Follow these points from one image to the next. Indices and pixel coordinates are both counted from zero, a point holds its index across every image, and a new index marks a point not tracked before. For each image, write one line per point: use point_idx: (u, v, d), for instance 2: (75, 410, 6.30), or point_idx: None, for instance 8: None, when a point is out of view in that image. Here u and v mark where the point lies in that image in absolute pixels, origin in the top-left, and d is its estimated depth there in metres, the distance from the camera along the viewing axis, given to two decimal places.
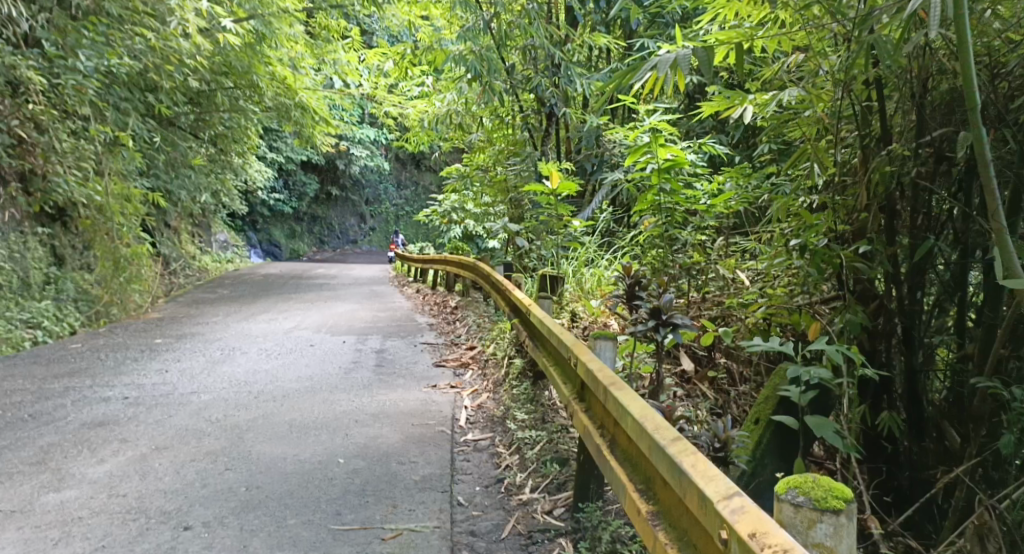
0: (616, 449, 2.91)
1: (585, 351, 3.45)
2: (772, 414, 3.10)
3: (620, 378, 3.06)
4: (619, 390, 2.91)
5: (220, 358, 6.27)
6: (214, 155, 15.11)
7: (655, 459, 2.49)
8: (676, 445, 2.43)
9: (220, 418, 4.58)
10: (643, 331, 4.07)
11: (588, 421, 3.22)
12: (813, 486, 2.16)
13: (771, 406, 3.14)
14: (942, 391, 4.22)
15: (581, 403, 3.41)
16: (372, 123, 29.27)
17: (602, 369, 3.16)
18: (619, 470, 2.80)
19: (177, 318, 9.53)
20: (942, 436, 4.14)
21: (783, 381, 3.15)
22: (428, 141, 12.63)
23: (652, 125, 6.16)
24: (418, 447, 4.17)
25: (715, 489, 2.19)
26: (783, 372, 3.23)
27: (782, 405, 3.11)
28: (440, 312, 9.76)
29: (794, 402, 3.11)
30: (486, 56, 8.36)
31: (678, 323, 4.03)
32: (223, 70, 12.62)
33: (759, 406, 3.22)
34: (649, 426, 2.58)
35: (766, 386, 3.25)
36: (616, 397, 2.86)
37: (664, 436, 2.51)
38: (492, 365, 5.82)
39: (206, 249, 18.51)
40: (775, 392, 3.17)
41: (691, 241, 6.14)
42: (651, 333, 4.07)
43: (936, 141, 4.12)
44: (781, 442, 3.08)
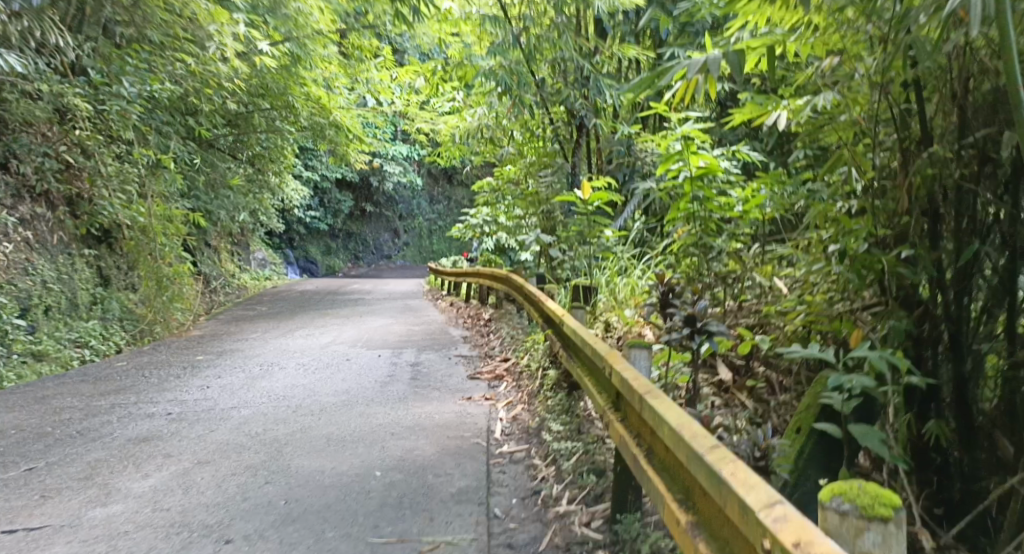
0: (653, 459, 2.88)
1: (620, 360, 3.43)
2: (814, 423, 3.04)
3: (656, 387, 3.04)
4: (654, 398, 2.89)
5: (259, 374, 6.35)
6: (252, 175, 15.39)
7: (694, 468, 2.46)
8: (715, 453, 2.40)
9: (259, 432, 4.64)
10: (678, 339, 4.04)
11: (624, 431, 3.20)
12: (859, 493, 2.10)
13: (813, 416, 3.07)
14: (993, 400, 4.11)
15: (616, 413, 3.39)
16: (405, 140, 29.56)
17: (638, 378, 3.13)
18: (657, 480, 2.77)
19: (218, 335, 9.69)
20: (994, 447, 4.03)
21: (825, 390, 3.10)
22: (460, 155, 12.72)
23: (684, 133, 6.13)
24: (454, 460, 4.17)
25: (756, 498, 2.15)
26: (824, 380, 3.18)
27: (825, 413, 3.05)
28: (475, 325, 9.78)
29: (837, 410, 3.05)
30: (515, 71, 8.46)
31: (713, 330, 3.98)
32: (260, 91, 12.87)
33: (801, 415, 3.16)
34: (686, 434, 2.56)
35: (806, 395, 3.19)
36: (652, 406, 2.84)
37: (703, 444, 2.48)
38: (527, 376, 5.80)
39: (244, 267, 18.80)
40: (817, 401, 3.11)
41: (725, 249, 6.08)
42: (688, 341, 4.04)
43: (980, 142, 4.03)
44: (825, 452, 3.01)
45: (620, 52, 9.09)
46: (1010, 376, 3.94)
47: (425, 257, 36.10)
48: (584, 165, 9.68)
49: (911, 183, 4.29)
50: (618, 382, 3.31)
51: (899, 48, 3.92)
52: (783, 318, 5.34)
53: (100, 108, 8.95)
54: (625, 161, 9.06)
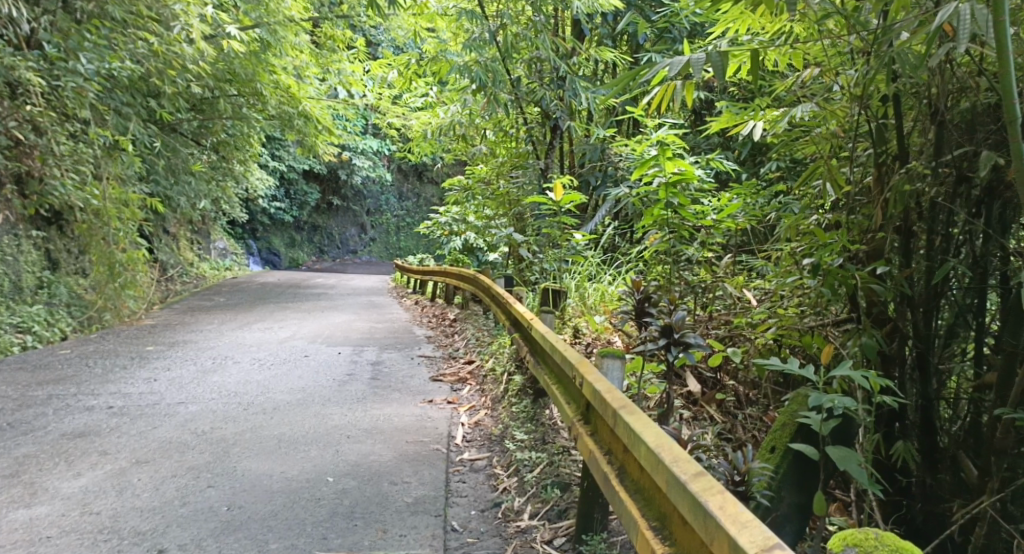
0: (624, 479, 2.74)
1: (591, 370, 3.28)
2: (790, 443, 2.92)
3: (631, 401, 2.89)
4: (630, 413, 2.75)
5: (211, 368, 6.08)
6: (215, 163, 14.98)
7: (674, 496, 2.31)
8: (700, 482, 2.25)
9: (206, 431, 4.40)
10: (652, 350, 3.90)
11: (594, 446, 3.04)
12: (875, 544, 2.25)
13: (789, 435, 2.96)
14: (957, 421, 4.09)
15: (585, 425, 3.24)
16: (375, 135, 29.19)
17: (611, 391, 2.98)
18: (630, 503, 2.62)
19: (170, 325, 9.36)
20: (957, 468, 3.99)
21: (802, 408, 2.98)
22: (431, 152, 12.48)
23: (660, 139, 5.99)
24: (411, 467, 3.99)
25: (748, 538, 2.01)
26: (801, 396, 3.06)
27: (800, 433, 2.93)
28: (439, 325, 9.59)
29: (813, 430, 2.94)
30: (492, 67, 8.27)
31: (690, 342, 3.86)
32: (227, 77, 12.46)
33: (776, 433, 3.05)
34: (666, 457, 2.41)
35: (781, 411, 3.08)
36: (628, 423, 2.69)
37: (685, 470, 2.33)
38: (491, 380, 5.63)
39: (204, 257, 18.35)
40: (793, 419, 3.00)
41: (697, 258, 5.97)
42: (661, 351, 3.91)
43: (956, 161, 3.96)
44: (800, 472, 2.90)
45: (597, 55, 8.96)
46: (977, 398, 3.94)
47: (392, 254, 35.71)
48: (556, 167, 9.53)
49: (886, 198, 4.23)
50: (589, 393, 3.16)
51: (885, 60, 3.85)
52: (754, 330, 5.23)
53: (54, 83, 8.56)
54: (598, 166, 8.93)
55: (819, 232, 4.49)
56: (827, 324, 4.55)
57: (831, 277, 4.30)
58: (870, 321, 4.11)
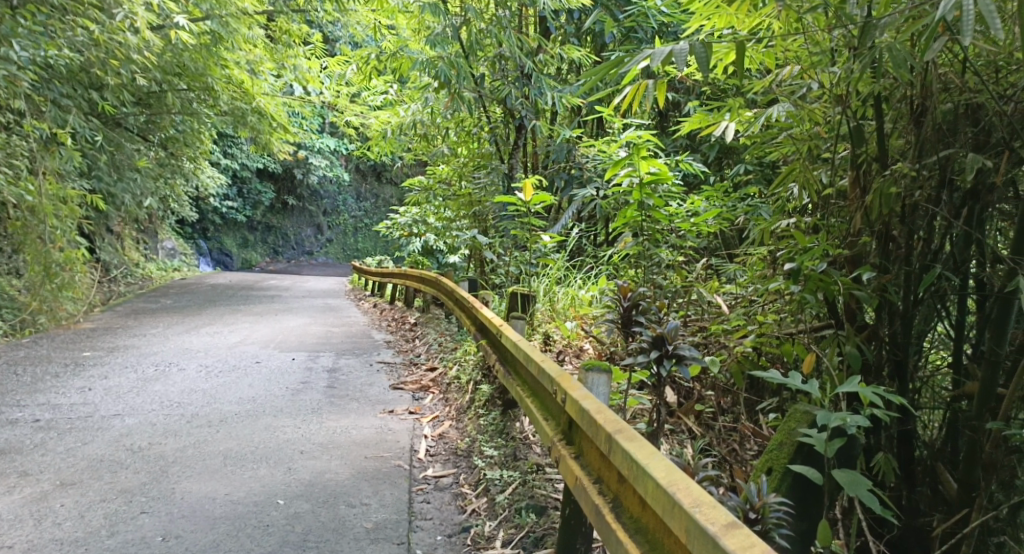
0: (620, 514, 2.50)
1: (575, 386, 3.04)
2: (789, 464, 2.75)
3: (627, 425, 2.64)
4: (629, 440, 2.50)
5: (153, 376, 5.68)
6: (164, 160, 14.43)
7: (698, 548, 2.06)
8: (733, 537, 2.01)
9: (143, 447, 4.04)
10: (643, 363, 3.66)
11: (582, 472, 2.80)
12: None
13: (788, 455, 2.78)
14: (937, 431, 3.96)
15: (570, 446, 2.99)
16: (332, 134, 28.63)
17: (603, 412, 2.73)
18: (630, 544, 2.38)
19: (111, 329, 8.87)
20: (935, 480, 3.85)
21: (801, 428, 2.81)
22: (391, 152, 12.13)
23: (632, 138, 5.78)
24: (371, 487, 3.69)
25: None
26: (799, 412, 2.89)
27: (801, 453, 2.76)
28: (399, 329, 9.26)
29: (814, 450, 2.77)
30: (456, 63, 7.97)
31: (683, 355, 3.63)
32: (176, 71, 11.94)
33: (771, 452, 2.86)
34: (684, 501, 2.16)
35: (777, 429, 2.90)
36: (631, 454, 2.43)
37: (712, 519, 2.08)
38: (455, 389, 5.35)
39: (151, 256, 17.70)
40: (791, 437, 2.83)
41: (669, 261, 5.74)
42: (653, 364, 3.67)
43: (941, 162, 3.81)
44: (801, 494, 2.75)
45: (564, 53, 8.68)
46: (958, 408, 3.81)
47: (349, 255, 35.23)
48: (520, 168, 9.28)
49: (864, 201, 4.05)
50: (575, 411, 2.91)
51: (867, 59, 3.65)
52: (729, 336, 4.98)
53: None
54: (564, 167, 8.69)
55: (797, 235, 4.30)
56: (805, 330, 4.34)
57: (811, 282, 4.10)
58: (855, 330, 3.93)
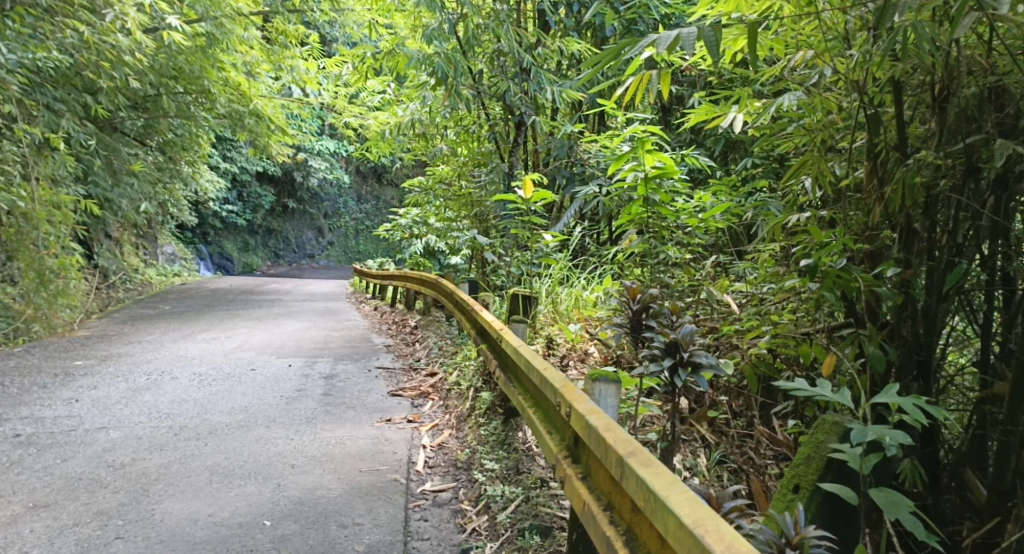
0: (633, 546, 2.32)
1: (582, 399, 2.85)
2: (818, 482, 2.57)
3: (641, 446, 2.45)
4: (644, 466, 2.31)
5: (143, 385, 5.49)
6: (162, 164, 14.27)
7: None
8: None
9: (125, 463, 3.84)
10: (657, 372, 3.44)
11: (591, 497, 2.60)
12: None
13: (816, 471, 2.60)
14: (961, 435, 3.73)
15: (577, 466, 2.80)
16: (332, 136, 28.44)
17: (614, 431, 2.54)
18: None
19: (106, 336, 8.70)
20: (963, 487, 3.63)
21: (830, 442, 2.63)
22: (390, 153, 11.94)
23: (635, 131, 5.57)
24: (364, 504, 3.49)
25: None
26: (828, 424, 2.71)
27: (830, 469, 2.59)
28: (400, 332, 9.06)
29: (843, 466, 2.60)
30: (453, 58, 7.74)
31: (700, 362, 3.42)
32: (172, 74, 11.75)
33: (795, 468, 2.66)
34: (712, 545, 1.98)
35: (802, 442, 2.71)
36: (647, 483, 2.24)
37: None
38: (455, 395, 5.15)
39: (151, 262, 17.55)
40: (818, 451, 2.64)
41: (676, 259, 5.51)
42: (667, 374, 3.46)
43: (969, 150, 3.56)
44: (830, 513, 2.58)
45: (564, 47, 8.44)
46: (984, 409, 3.59)
47: (351, 258, 35.03)
48: (520, 165, 9.07)
49: (884, 193, 3.84)
50: (581, 428, 2.71)
51: (890, 41, 3.40)
52: (742, 337, 4.74)
53: None
54: (566, 164, 8.35)
55: (812, 231, 4.07)
56: (822, 330, 4.11)
57: (830, 279, 3.87)
58: (878, 330, 3.71)
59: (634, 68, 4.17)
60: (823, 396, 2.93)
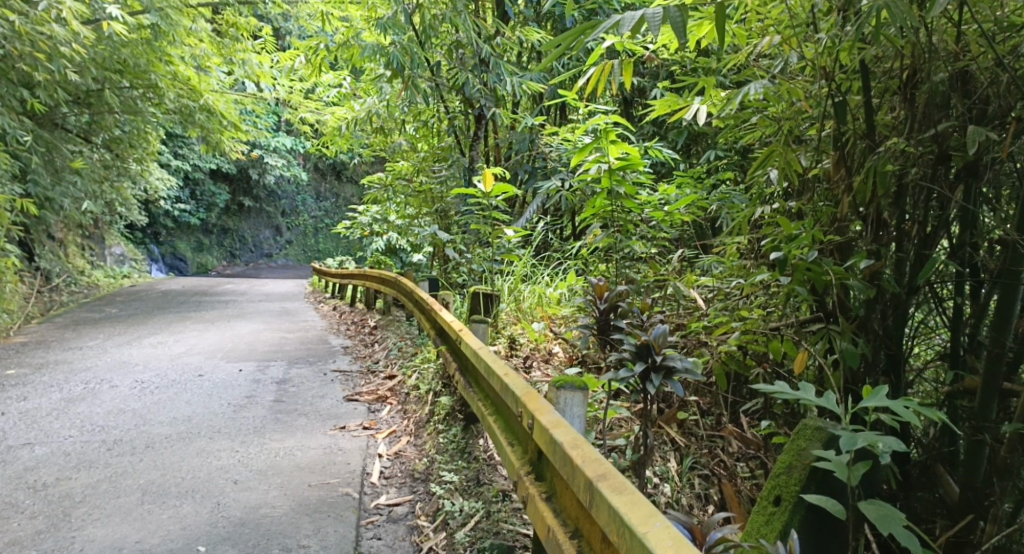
0: None
1: (547, 411, 2.68)
2: (801, 494, 2.41)
3: (615, 468, 2.29)
4: (619, 495, 2.14)
5: (79, 395, 5.17)
6: (109, 162, 13.76)
7: None
8: None
9: (48, 484, 3.56)
10: (628, 378, 3.24)
11: (557, 521, 2.44)
12: None
13: (799, 482, 2.43)
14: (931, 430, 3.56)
15: (541, 483, 2.64)
16: (289, 133, 27.89)
17: (584, 451, 2.37)
18: None
19: (46, 342, 8.28)
20: (933, 484, 3.47)
21: (813, 449, 2.48)
22: (348, 148, 11.63)
23: (597, 122, 5.35)
24: (311, 523, 3.26)
25: None
26: (809, 429, 2.54)
27: (814, 478, 2.44)
28: (358, 333, 8.77)
29: (828, 474, 2.47)
30: (410, 49, 7.46)
31: (674, 366, 3.24)
32: (116, 68, 11.30)
33: (776, 478, 2.49)
34: None
35: (783, 450, 2.53)
36: (621, 513, 2.08)
37: None
38: (414, 399, 4.91)
39: (100, 263, 16.97)
40: (801, 460, 2.47)
41: (641, 254, 5.32)
42: (639, 378, 3.26)
43: (941, 137, 3.38)
44: (816, 526, 2.43)
45: (523, 36, 8.19)
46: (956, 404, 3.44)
47: (311, 256, 34.45)
48: (481, 160, 8.85)
49: (852, 183, 3.67)
50: (547, 444, 2.54)
51: (863, 20, 3.17)
52: (710, 334, 4.55)
53: None
54: (527, 158, 8.12)
55: (780, 224, 3.87)
56: (793, 325, 3.92)
57: (800, 273, 3.66)
58: (850, 323, 3.53)
59: (595, 57, 3.98)
60: (806, 398, 2.74)
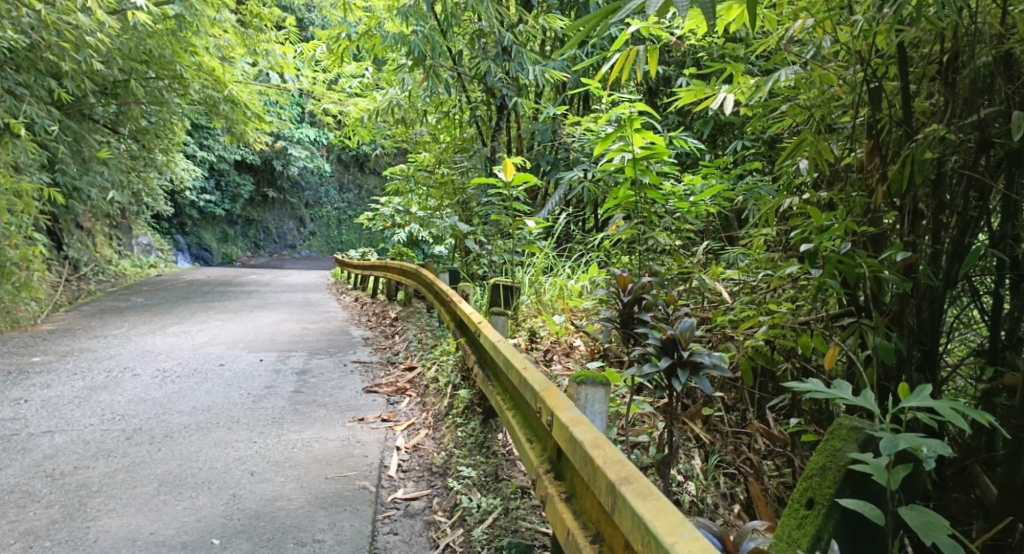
0: None
1: (567, 407, 2.60)
2: (835, 497, 2.33)
3: (640, 471, 2.21)
4: (645, 500, 2.06)
5: (101, 383, 5.18)
6: (135, 152, 13.85)
7: None
8: None
9: (65, 473, 3.56)
10: (653, 374, 3.16)
11: (578, 525, 2.37)
12: None
13: (833, 484, 2.34)
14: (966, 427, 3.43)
15: (561, 483, 2.56)
16: (313, 124, 28.00)
17: (607, 452, 2.29)
18: None
19: (71, 330, 8.33)
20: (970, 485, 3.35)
21: (849, 452, 2.36)
22: (370, 139, 11.58)
23: (622, 109, 5.25)
24: (327, 516, 3.22)
25: None
26: (844, 429, 2.42)
27: (849, 482, 2.34)
28: (378, 325, 8.75)
29: (864, 477, 2.35)
30: (432, 37, 7.38)
31: (701, 362, 3.16)
32: (142, 59, 11.35)
33: (808, 480, 2.41)
34: None
35: (817, 450, 2.43)
36: (647, 521, 1.99)
37: None
38: (433, 392, 4.86)
39: (126, 253, 17.12)
40: (835, 462, 2.38)
41: (666, 246, 5.22)
42: (664, 375, 3.19)
43: (982, 125, 3.26)
44: (851, 530, 2.35)
45: (547, 24, 8.08)
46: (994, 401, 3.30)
47: (333, 248, 34.61)
48: (503, 151, 8.76)
49: (887, 172, 3.57)
50: (567, 443, 2.47)
51: None
52: (736, 328, 4.44)
53: None
54: (549, 148, 8.02)
55: (811, 214, 3.74)
56: (822, 320, 3.80)
57: (833, 265, 3.55)
58: (883, 318, 3.42)
59: (620, 43, 3.87)
60: (841, 397, 2.61)
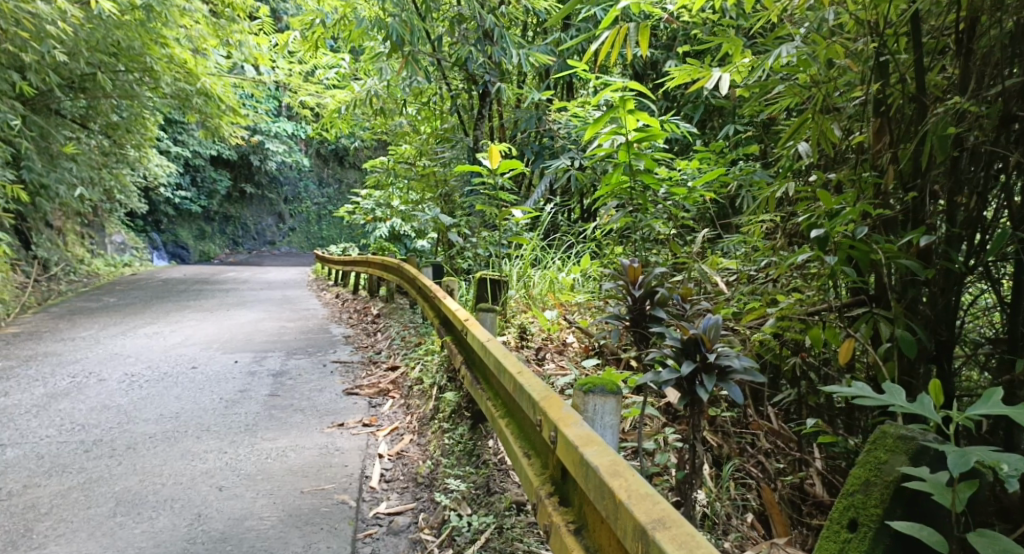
0: None
1: (575, 424, 2.36)
2: (885, 519, 2.11)
3: (673, 509, 1.97)
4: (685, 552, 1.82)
5: (62, 390, 4.86)
6: (106, 148, 13.44)
7: None
8: None
9: (14, 493, 3.26)
10: (673, 377, 2.92)
11: None
12: None
13: (881, 504, 2.11)
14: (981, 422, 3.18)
15: (569, 512, 2.33)
16: (291, 118, 27.53)
17: (630, 485, 2.05)
18: None
19: (38, 333, 7.98)
20: None
21: (899, 466, 2.12)
22: (349, 131, 11.25)
23: (612, 91, 4.97)
24: (302, 537, 2.96)
25: None
26: (888, 437, 2.16)
27: (900, 501, 2.12)
28: (360, 321, 8.46)
29: (915, 494, 2.15)
30: (410, 21, 7.07)
31: (729, 365, 2.92)
32: (110, 51, 10.97)
33: (849, 498, 2.17)
34: None
35: (857, 462, 2.18)
36: None
37: None
38: (418, 393, 4.59)
39: (100, 252, 16.67)
40: (880, 476, 2.14)
41: (661, 235, 4.98)
42: (687, 379, 2.94)
43: (1003, 98, 3.01)
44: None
45: (529, 6, 7.79)
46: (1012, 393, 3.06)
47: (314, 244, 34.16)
48: (486, 140, 8.48)
49: (900, 150, 3.31)
50: (581, 470, 2.21)
51: None
52: (737, 320, 4.20)
53: None
54: (534, 136, 7.75)
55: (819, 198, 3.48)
56: (834, 311, 3.57)
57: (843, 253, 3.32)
58: (900, 309, 3.17)
59: (610, 19, 3.56)
60: (896, 403, 2.36)
